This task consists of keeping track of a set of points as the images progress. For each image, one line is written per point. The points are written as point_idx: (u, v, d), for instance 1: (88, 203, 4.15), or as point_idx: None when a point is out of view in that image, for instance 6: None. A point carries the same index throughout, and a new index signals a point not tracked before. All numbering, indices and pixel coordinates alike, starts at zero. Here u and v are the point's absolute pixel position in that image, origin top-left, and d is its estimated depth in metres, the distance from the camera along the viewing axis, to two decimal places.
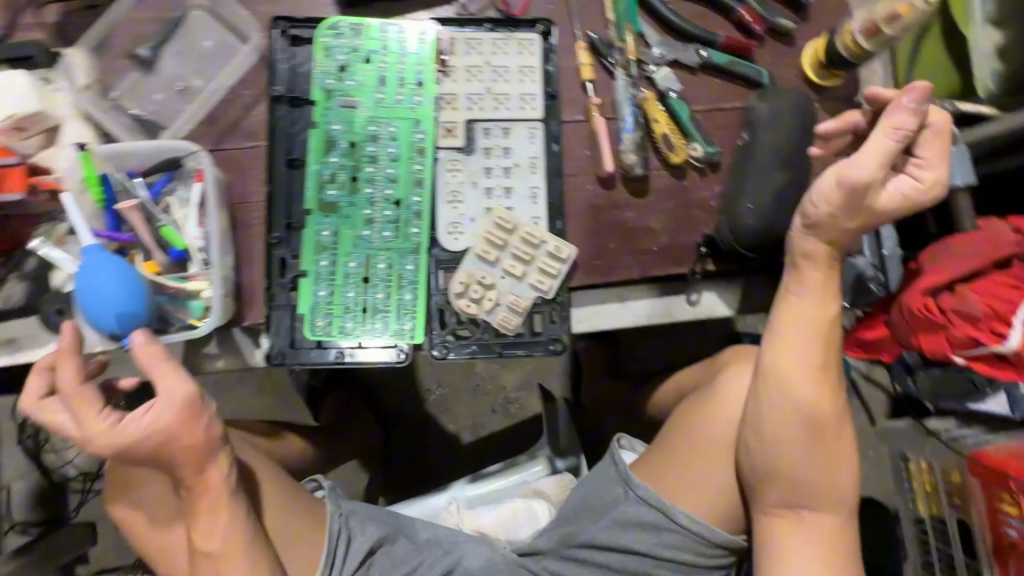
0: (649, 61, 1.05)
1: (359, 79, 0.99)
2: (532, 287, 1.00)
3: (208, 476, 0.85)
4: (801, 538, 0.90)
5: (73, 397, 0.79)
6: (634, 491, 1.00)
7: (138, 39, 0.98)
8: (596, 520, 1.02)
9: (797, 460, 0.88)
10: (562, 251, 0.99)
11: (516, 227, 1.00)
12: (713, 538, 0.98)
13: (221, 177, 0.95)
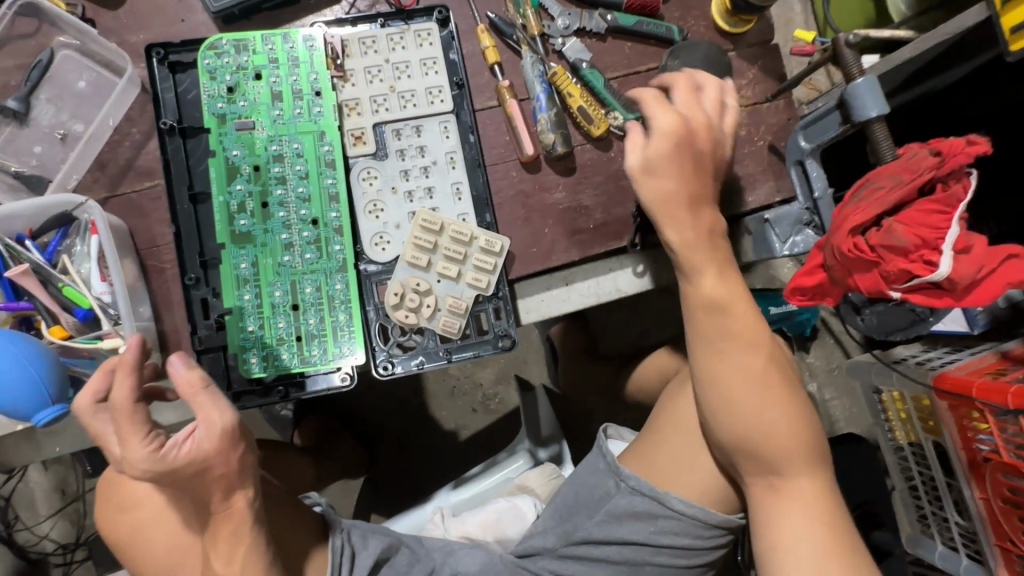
0: (554, 35, 1.01)
1: (252, 98, 0.95)
2: (470, 285, 0.96)
3: (232, 505, 0.70)
4: (792, 511, 0.80)
5: (122, 415, 0.66)
6: (625, 482, 0.94)
7: (7, 91, 0.91)
8: (590, 515, 0.96)
9: (761, 422, 0.81)
10: (494, 245, 0.95)
11: (443, 226, 0.95)
12: (712, 519, 0.92)
13: (120, 225, 0.89)
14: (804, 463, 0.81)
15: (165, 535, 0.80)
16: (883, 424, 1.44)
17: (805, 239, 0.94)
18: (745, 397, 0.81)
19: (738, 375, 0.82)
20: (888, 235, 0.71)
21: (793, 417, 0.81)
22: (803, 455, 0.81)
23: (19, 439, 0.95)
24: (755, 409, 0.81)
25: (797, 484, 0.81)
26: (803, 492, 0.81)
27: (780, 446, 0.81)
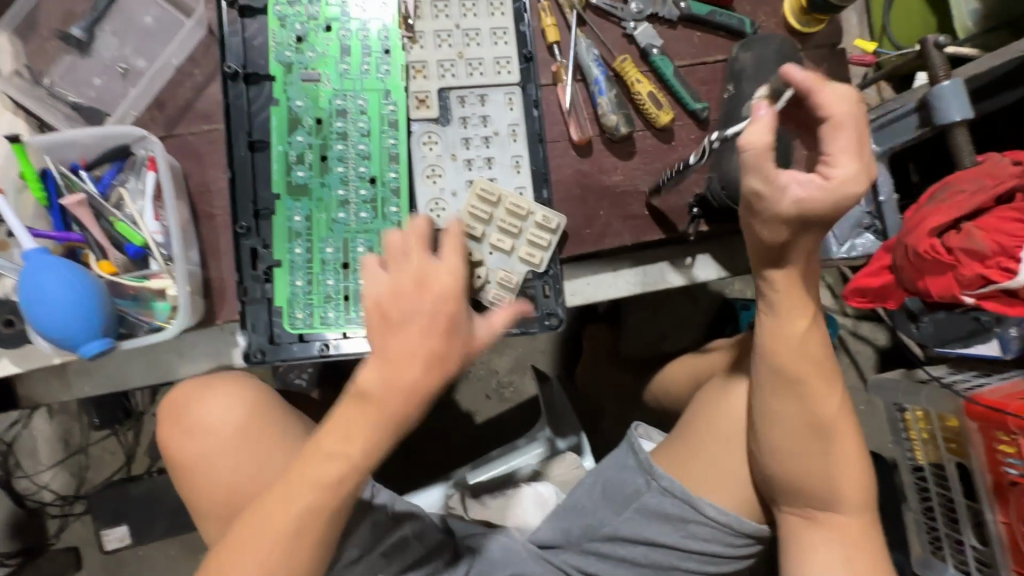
0: (626, 18, 0.99)
1: (321, 50, 0.93)
2: (521, 261, 0.95)
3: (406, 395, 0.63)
4: (829, 549, 0.79)
5: (398, 254, 0.64)
6: (658, 482, 0.90)
7: (71, 19, 0.89)
8: (617, 512, 0.93)
9: (808, 461, 0.78)
10: (550, 221, 0.94)
11: (500, 198, 0.94)
12: (744, 530, 0.87)
13: (177, 164, 0.87)
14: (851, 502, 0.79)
15: (228, 469, 0.82)
16: (904, 443, 1.43)
17: (865, 242, 0.95)
18: (796, 436, 0.77)
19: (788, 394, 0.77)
20: (967, 239, 0.72)
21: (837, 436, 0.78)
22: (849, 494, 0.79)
23: (49, 375, 0.93)
24: (806, 446, 0.77)
25: (839, 525, 0.79)
26: (844, 531, 0.79)
27: (824, 486, 0.78)
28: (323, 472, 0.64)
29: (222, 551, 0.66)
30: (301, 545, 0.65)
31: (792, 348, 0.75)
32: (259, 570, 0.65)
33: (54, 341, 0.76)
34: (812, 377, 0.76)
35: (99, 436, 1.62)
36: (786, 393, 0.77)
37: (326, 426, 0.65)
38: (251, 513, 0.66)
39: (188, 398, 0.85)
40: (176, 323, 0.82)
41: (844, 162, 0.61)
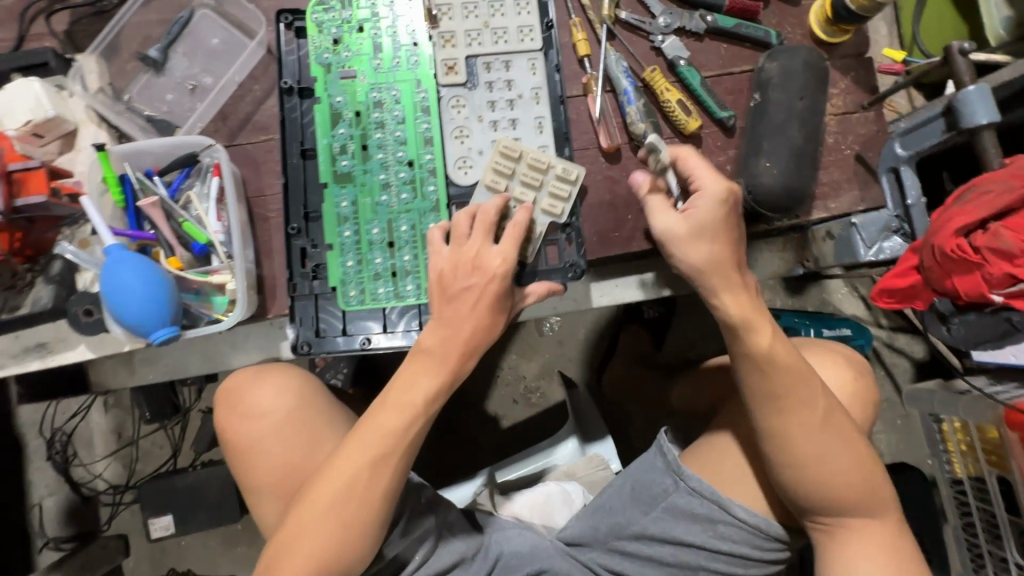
0: (654, 32, 1.04)
1: (356, 49, 1.00)
2: (544, 213, 0.96)
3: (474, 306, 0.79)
4: (867, 557, 0.82)
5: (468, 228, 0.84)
6: (686, 482, 0.91)
7: (149, 42, 0.99)
8: (645, 511, 0.94)
9: (828, 473, 0.80)
10: (570, 172, 0.95)
11: (522, 154, 0.96)
12: (773, 532, 0.89)
13: (237, 171, 0.96)
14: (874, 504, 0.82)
15: (281, 452, 0.89)
16: (941, 455, 1.40)
17: (890, 246, 1.00)
18: (810, 452, 0.79)
19: (788, 414, 0.79)
20: (994, 238, 0.72)
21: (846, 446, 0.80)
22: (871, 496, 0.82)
23: (117, 364, 1.02)
24: (821, 463, 0.80)
25: (867, 529, 0.83)
26: (872, 533, 0.83)
27: (848, 493, 0.81)
28: (392, 425, 0.76)
29: (298, 521, 0.74)
30: (369, 496, 0.75)
31: (789, 387, 0.78)
32: (342, 529, 0.74)
33: (127, 329, 0.83)
34: (813, 402, 0.79)
35: (149, 430, 1.71)
36: (790, 419, 0.79)
37: (393, 388, 0.78)
38: (322, 480, 0.75)
39: (239, 388, 0.92)
40: (234, 315, 0.89)
41: (709, 183, 0.82)
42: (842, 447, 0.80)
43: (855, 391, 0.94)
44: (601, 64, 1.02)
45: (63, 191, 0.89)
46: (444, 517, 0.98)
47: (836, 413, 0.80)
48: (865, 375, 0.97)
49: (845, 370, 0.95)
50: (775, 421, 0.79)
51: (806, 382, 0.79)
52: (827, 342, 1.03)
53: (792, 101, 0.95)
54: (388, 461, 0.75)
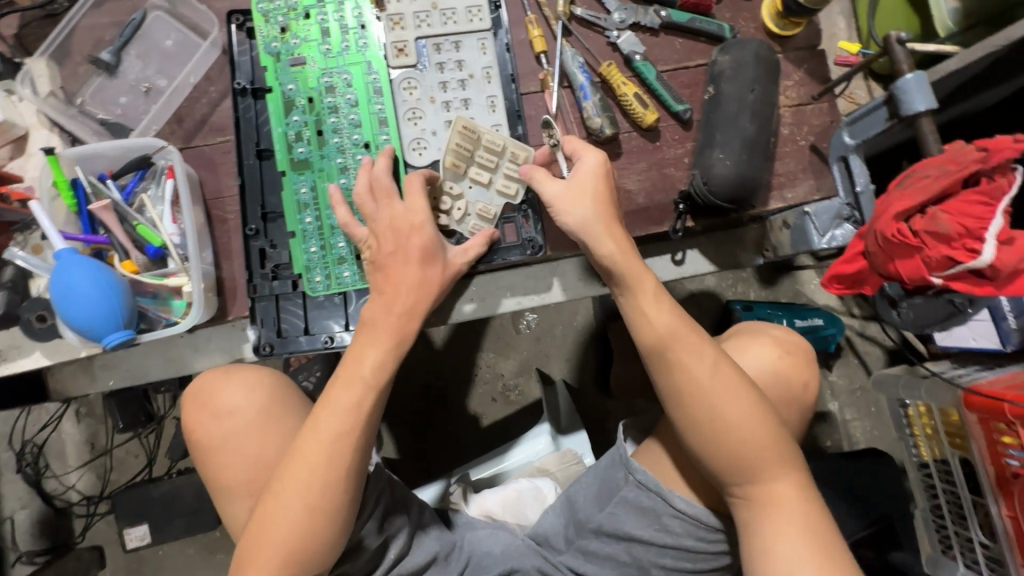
0: (609, 28, 1.05)
1: (304, 36, 1.00)
2: (498, 193, 1.00)
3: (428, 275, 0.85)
4: (784, 532, 0.74)
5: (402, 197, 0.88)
6: (635, 476, 0.89)
7: (101, 45, 0.99)
8: (599, 505, 0.92)
9: (724, 425, 0.75)
10: (525, 155, 0.98)
11: (479, 137, 0.98)
12: (713, 523, 0.86)
13: (192, 173, 0.95)
14: (781, 467, 0.76)
15: (253, 449, 0.85)
16: (908, 439, 1.42)
17: (843, 233, 1.01)
18: (713, 411, 0.76)
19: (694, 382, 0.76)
20: (932, 222, 0.74)
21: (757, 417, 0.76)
22: (781, 462, 0.76)
23: (76, 369, 1.01)
24: (723, 415, 0.75)
25: (781, 498, 0.76)
26: (786, 508, 0.75)
27: (754, 452, 0.75)
28: (354, 402, 0.75)
29: (269, 507, 0.73)
30: (337, 475, 0.73)
31: (676, 345, 0.77)
32: (310, 511, 0.72)
33: (79, 333, 0.83)
34: (701, 356, 0.77)
35: (123, 439, 1.66)
36: (684, 371, 0.76)
37: (348, 367, 0.77)
38: (289, 468, 0.74)
39: (207, 387, 0.88)
40: (191, 317, 0.89)
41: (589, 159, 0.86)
42: (738, 402, 0.76)
43: (780, 369, 0.89)
44: (557, 60, 1.03)
45: (13, 197, 0.88)
46: (416, 515, 0.96)
47: (726, 366, 0.77)
48: (798, 354, 0.91)
49: (770, 347, 0.90)
50: (679, 379, 0.76)
51: (694, 342, 0.77)
52: (758, 325, 0.97)
53: (743, 93, 0.96)
54: (355, 436, 0.75)
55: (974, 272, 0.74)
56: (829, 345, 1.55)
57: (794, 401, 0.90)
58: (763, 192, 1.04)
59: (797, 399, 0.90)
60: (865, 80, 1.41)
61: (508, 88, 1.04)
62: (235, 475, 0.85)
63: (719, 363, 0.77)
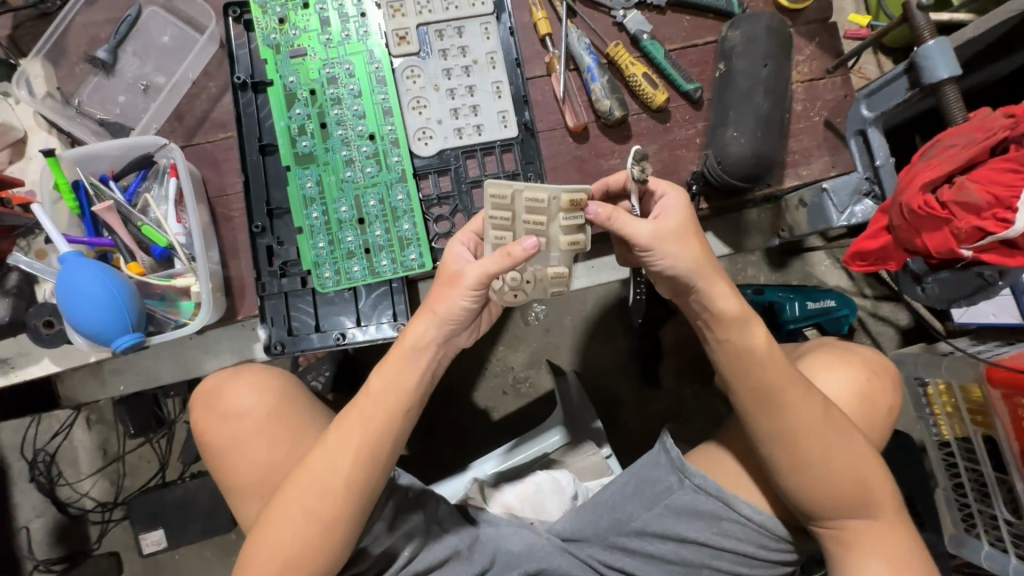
0: (615, 7, 1.03)
1: (303, 26, 0.97)
2: (566, 253, 0.80)
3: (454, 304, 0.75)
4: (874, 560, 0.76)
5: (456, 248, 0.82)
6: (690, 479, 0.89)
7: (97, 43, 0.97)
8: (647, 507, 0.92)
9: (830, 469, 0.75)
10: (579, 203, 0.75)
11: (514, 193, 0.74)
12: (778, 532, 0.87)
13: (195, 170, 0.93)
14: (871, 490, 0.77)
15: (261, 451, 0.83)
16: (928, 419, 1.40)
17: (864, 209, 0.98)
18: (818, 455, 0.74)
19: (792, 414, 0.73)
20: (960, 192, 0.71)
21: (852, 452, 0.76)
22: (879, 501, 0.77)
23: (86, 374, 1.01)
24: (830, 462, 0.75)
25: (877, 532, 0.77)
26: (879, 536, 0.77)
27: (858, 483, 0.76)
28: (366, 420, 0.73)
29: (268, 514, 0.73)
30: (369, 483, 0.73)
31: (786, 392, 0.73)
32: (310, 524, 0.71)
33: (89, 338, 0.81)
34: (813, 405, 0.74)
35: (135, 445, 1.64)
36: (793, 418, 0.73)
37: (367, 385, 0.76)
38: (294, 480, 0.73)
39: (217, 387, 0.87)
40: (199, 318, 0.87)
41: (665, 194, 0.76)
42: (846, 447, 0.75)
43: (865, 393, 0.88)
44: (562, 42, 1.01)
45: (14, 200, 0.86)
46: (434, 511, 0.94)
47: (836, 411, 0.75)
48: (885, 378, 0.90)
49: (860, 371, 0.89)
50: (781, 423, 0.73)
51: (792, 383, 0.73)
52: (846, 343, 0.95)
53: (756, 69, 0.94)
54: (368, 456, 0.73)
55: (1005, 242, 0.72)
56: (842, 328, 1.45)
57: (880, 423, 0.89)
58: (777, 170, 1.02)
59: (884, 422, 0.89)
60: (876, 54, 1.35)
61: (513, 72, 1.01)
62: (236, 474, 0.84)
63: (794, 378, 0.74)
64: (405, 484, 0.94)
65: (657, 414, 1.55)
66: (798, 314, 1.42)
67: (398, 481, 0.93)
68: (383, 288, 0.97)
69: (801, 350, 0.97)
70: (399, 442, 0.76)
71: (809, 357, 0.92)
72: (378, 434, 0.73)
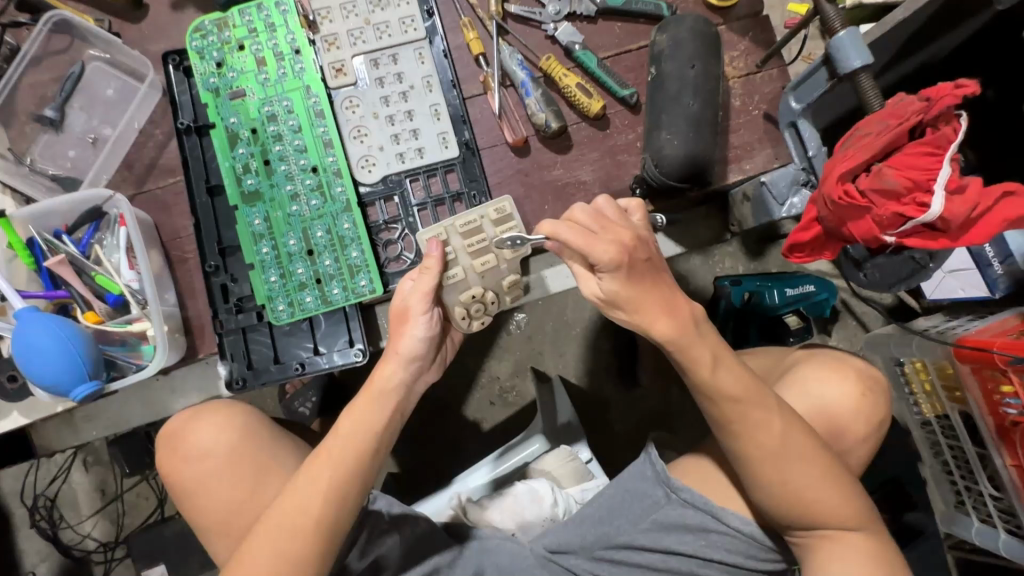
0: (545, 21, 1.04)
1: (240, 68, 1.00)
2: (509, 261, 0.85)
3: (412, 330, 0.79)
4: (843, 559, 0.77)
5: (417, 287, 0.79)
6: (677, 494, 0.88)
7: (44, 101, 1.00)
8: (635, 521, 0.90)
9: (791, 487, 0.76)
10: (503, 209, 0.84)
11: (452, 224, 0.83)
12: (767, 541, 0.86)
13: (145, 217, 0.96)
14: (847, 499, 0.77)
15: (226, 492, 0.85)
16: (908, 398, 1.38)
17: (801, 200, 1.02)
18: (771, 471, 0.75)
19: (772, 424, 0.74)
20: (879, 179, 0.72)
21: (828, 461, 0.77)
22: (851, 508, 0.78)
23: (60, 424, 1.06)
24: (784, 475, 0.75)
25: (849, 537, 0.79)
26: (850, 543, 0.78)
27: (832, 490, 0.77)
28: (335, 461, 0.74)
29: (234, 563, 0.72)
30: (337, 526, 0.73)
31: (743, 413, 0.74)
32: (279, 569, 0.71)
33: (48, 390, 0.84)
34: (768, 426, 0.74)
35: (133, 481, 1.48)
36: (749, 438, 0.74)
37: (336, 426, 0.77)
38: (261, 526, 0.73)
39: (181, 429, 0.89)
40: (156, 361, 0.90)
41: (603, 256, 0.67)
42: (801, 461, 0.75)
43: (860, 407, 0.88)
44: (495, 60, 1.02)
45: None
46: (411, 530, 0.92)
47: (774, 425, 0.74)
48: (877, 393, 0.89)
49: (852, 383, 0.88)
50: (739, 443, 0.75)
51: (761, 399, 0.74)
52: (840, 352, 0.94)
53: (683, 71, 0.95)
54: (337, 496, 0.73)
55: (928, 225, 0.73)
56: (824, 311, 1.35)
57: (865, 436, 0.89)
58: (720, 166, 1.03)
59: (872, 436, 0.89)
60: (821, 37, 1.33)
61: (450, 94, 1.03)
62: (204, 512, 0.86)
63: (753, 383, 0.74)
64: (379, 509, 0.91)
65: (645, 413, 1.47)
66: (779, 301, 1.29)
67: (371, 506, 0.91)
68: (338, 314, 1.00)
69: (792, 358, 0.95)
70: (368, 481, 0.76)
71: (799, 367, 0.91)
72: (346, 476, 0.74)
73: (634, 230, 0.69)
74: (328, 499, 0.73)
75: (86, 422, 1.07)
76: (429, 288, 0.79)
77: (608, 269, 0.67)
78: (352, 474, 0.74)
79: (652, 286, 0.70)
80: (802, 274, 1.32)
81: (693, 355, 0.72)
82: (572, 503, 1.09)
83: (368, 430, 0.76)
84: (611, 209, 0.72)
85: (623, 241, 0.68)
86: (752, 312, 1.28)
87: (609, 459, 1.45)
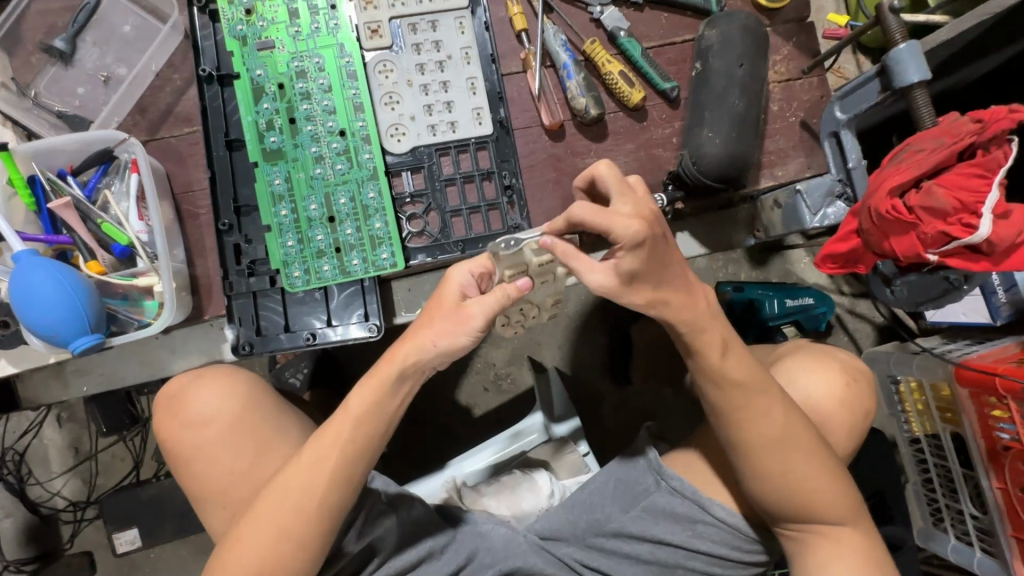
0: (592, 3, 1.01)
1: (271, 18, 0.94)
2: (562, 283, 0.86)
3: (439, 316, 0.71)
4: (838, 558, 0.77)
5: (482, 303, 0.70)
6: (667, 482, 0.87)
7: (54, 31, 0.93)
8: (625, 508, 0.89)
9: (796, 486, 0.75)
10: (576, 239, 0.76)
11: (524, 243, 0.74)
12: (751, 532, 0.85)
13: (158, 166, 0.91)
14: (845, 510, 0.78)
15: (225, 460, 0.82)
16: (899, 415, 1.37)
17: (836, 211, 0.98)
18: (777, 466, 0.75)
19: (787, 434, 0.74)
20: (928, 197, 0.73)
21: (832, 471, 0.77)
22: (847, 503, 0.78)
23: (47, 377, 1.01)
24: (792, 475, 0.75)
25: (845, 537, 0.78)
26: (845, 541, 0.78)
27: (833, 499, 0.77)
28: (346, 437, 0.71)
29: (237, 534, 0.70)
30: (337, 506, 0.71)
31: (750, 398, 0.73)
32: (281, 545, 0.69)
33: (44, 339, 0.79)
34: (782, 406, 0.74)
35: (110, 441, 1.40)
36: (756, 422, 0.74)
37: (346, 403, 0.72)
38: (264, 500, 0.71)
39: (181, 392, 0.85)
40: (162, 319, 0.85)
41: (624, 232, 0.58)
42: (804, 458, 0.75)
43: (846, 397, 0.88)
44: (538, 38, 0.99)
45: None
46: (408, 514, 0.88)
47: (794, 428, 0.75)
48: (861, 382, 0.90)
49: (846, 379, 0.88)
50: (740, 422, 0.75)
51: (765, 386, 0.73)
52: (823, 346, 0.95)
53: (731, 69, 0.93)
54: (344, 475, 0.71)
55: (970, 248, 0.74)
56: (820, 325, 1.34)
57: (853, 427, 0.89)
58: (753, 171, 1.02)
59: (857, 427, 0.89)
60: (855, 53, 1.31)
61: (488, 69, 1.00)
62: (198, 478, 0.83)
63: (776, 383, 0.73)
64: (377, 488, 0.88)
65: (638, 411, 1.46)
66: (778, 312, 1.28)
67: (369, 485, 0.88)
68: (354, 287, 0.96)
69: (780, 351, 0.97)
70: (375, 459, 0.74)
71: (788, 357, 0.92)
72: (355, 454, 0.71)
73: (637, 207, 0.60)
74: (335, 477, 0.70)
75: (75, 375, 1.02)
76: (494, 307, 0.70)
77: (630, 246, 0.59)
78: (359, 455, 0.71)
79: (669, 264, 0.65)
80: (809, 286, 1.31)
81: (726, 336, 0.72)
82: (567, 492, 1.08)
83: (382, 413, 0.72)
84: (612, 179, 0.62)
85: (643, 215, 0.60)
86: (751, 318, 1.28)
87: (602, 455, 1.45)
